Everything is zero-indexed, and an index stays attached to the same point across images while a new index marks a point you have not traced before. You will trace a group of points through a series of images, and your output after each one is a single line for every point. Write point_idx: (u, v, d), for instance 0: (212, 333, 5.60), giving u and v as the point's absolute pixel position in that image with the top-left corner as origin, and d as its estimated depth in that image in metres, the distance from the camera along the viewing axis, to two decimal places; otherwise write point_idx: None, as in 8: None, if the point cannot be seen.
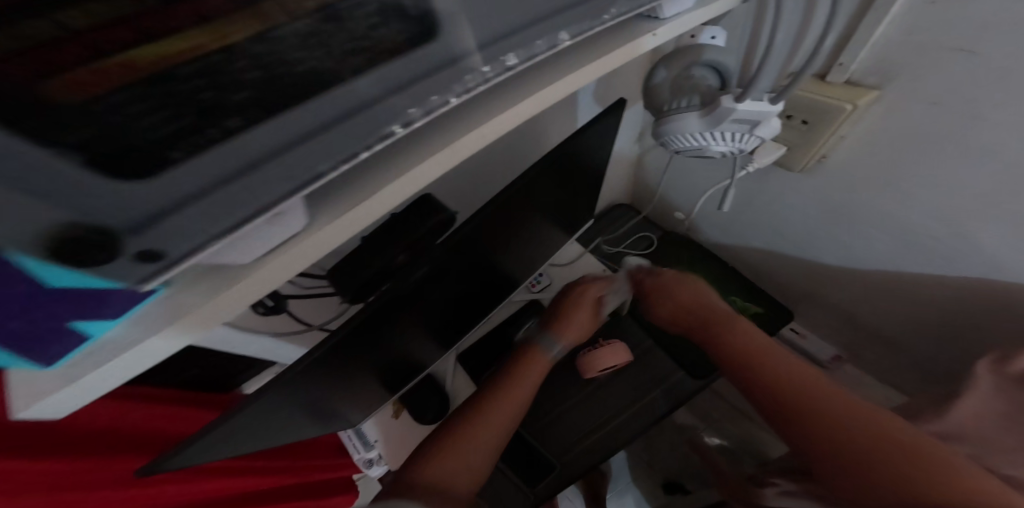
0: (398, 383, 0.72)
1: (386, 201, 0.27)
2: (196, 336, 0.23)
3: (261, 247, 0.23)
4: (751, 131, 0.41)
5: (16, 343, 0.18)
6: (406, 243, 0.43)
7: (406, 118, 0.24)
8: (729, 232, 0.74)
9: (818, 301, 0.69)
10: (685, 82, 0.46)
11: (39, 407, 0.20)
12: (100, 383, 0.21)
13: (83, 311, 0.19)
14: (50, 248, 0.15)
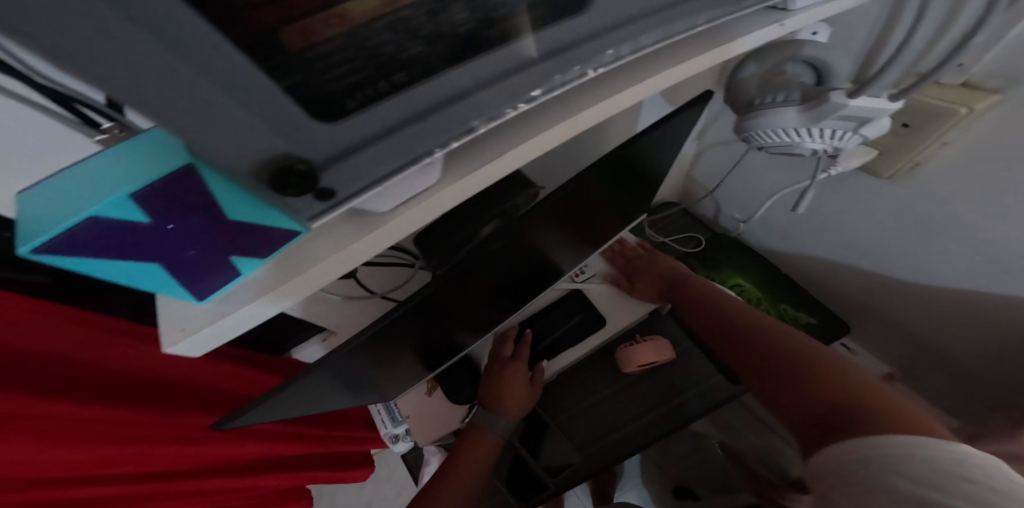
0: (437, 361, 0.72)
1: (510, 161, 0.27)
2: (328, 279, 0.23)
3: (406, 194, 0.24)
4: (856, 130, 0.38)
5: (186, 269, 0.19)
6: (494, 213, 0.43)
7: (541, 86, 0.24)
8: (787, 237, 0.72)
9: (876, 316, 0.66)
10: (776, 78, 0.43)
11: (192, 335, 0.20)
12: (241, 320, 0.22)
13: (239, 245, 0.20)
14: (263, 176, 0.17)
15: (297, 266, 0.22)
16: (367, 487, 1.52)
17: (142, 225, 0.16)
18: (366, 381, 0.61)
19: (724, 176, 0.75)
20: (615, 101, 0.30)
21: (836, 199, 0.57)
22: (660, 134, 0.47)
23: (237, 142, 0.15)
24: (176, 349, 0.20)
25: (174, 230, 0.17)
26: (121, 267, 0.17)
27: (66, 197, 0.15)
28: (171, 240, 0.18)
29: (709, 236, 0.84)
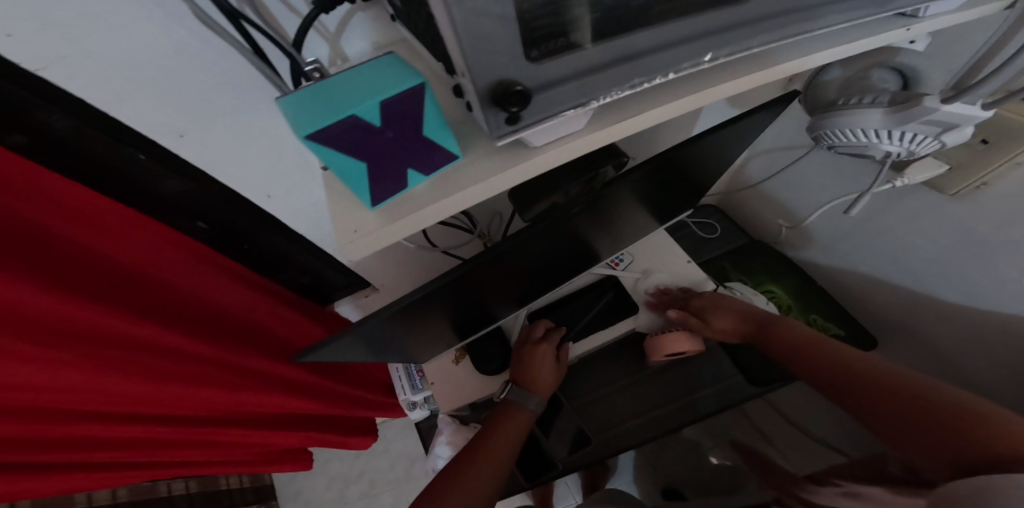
0: (468, 330, 0.72)
1: (645, 119, 0.28)
2: (473, 201, 0.25)
3: (555, 134, 0.25)
4: (938, 136, 0.36)
5: (377, 174, 0.21)
6: (586, 175, 0.42)
7: (707, 55, 0.25)
8: (829, 247, 0.73)
9: (908, 336, 0.68)
10: (862, 82, 0.40)
11: (364, 236, 0.22)
12: (399, 229, 0.24)
13: (417, 160, 0.22)
14: (483, 98, 0.20)
15: (454, 184, 0.24)
16: (362, 458, 1.52)
17: (371, 126, 0.19)
18: (394, 342, 0.61)
19: (772, 182, 0.76)
20: (744, 81, 0.30)
21: (893, 213, 0.59)
22: (756, 121, 0.45)
23: (476, 61, 0.18)
24: (349, 249, 0.23)
25: (388, 135, 0.20)
26: (338, 163, 0.20)
27: (325, 99, 0.19)
28: (382, 146, 0.20)
29: (745, 242, 0.86)
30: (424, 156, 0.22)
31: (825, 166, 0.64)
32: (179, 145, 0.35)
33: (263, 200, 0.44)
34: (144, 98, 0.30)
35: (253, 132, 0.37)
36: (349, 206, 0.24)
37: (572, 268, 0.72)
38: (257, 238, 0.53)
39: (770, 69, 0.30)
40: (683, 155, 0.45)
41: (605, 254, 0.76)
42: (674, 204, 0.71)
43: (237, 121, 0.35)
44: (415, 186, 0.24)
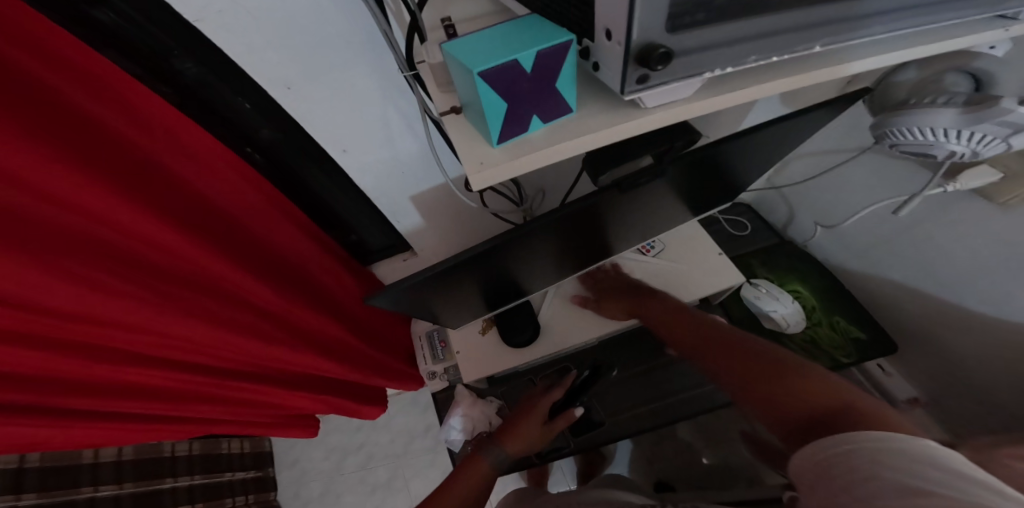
0: (498, 302, 0.74)
1: (749, 93, 0.29)
2: (579, 150, 0.28)
3: (668, 97, 0.28)
4: (1006, 138, 0.36)
5: (511, 116, 0.25)
6: (661, 147, 0.43)
7: (821, 44, 0.26)
8: (860, 254, 0.75)
9: (929, 345, 0.70)
10: (933, 86, 0.40)
11: (489, 170, 0.26)
12: (516, 168, 0.27)
13: (544, 107, 0.26)
14: (630, 55, 0.22)
15: (569, 133, 0.27)
16: (362, 431, 1.52)
17: (521, 71, 0.23)
18: (431, 305, 0.63)
19: (810, 186, 0.78)
20: (855, 65, 0.30)
21: (932, 224, 0.60)
22: (815, 120, 0.47)
23: (643, 19, 0.20)
24: (474, 178, 0.26)
25: (533, 81, 0.23)
26: (487, 103, 0.23)
27: (488, 47, 0.23)
28: (524, 90, 0.24)
29: (775, 241, 0.87)
30: (549, 105, 0.26)
31: (869, 171, 0.65)
32: (284, 96, 0.37)
33: (338, 154, 0.45)
34: (272, 50, 0.32)
35: (350, 92, 0.38)
36: (477, 143, 0.27)
37: (608, 249, 0.74)
38: (315, 192, 0.54)
39: (885, 56, 0.30)
40: (738, 145, 0.47)
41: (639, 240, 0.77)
42: (710, 199, 0.72)
43: (336, 79, 0.36)
44: (534, 131, 0.27)
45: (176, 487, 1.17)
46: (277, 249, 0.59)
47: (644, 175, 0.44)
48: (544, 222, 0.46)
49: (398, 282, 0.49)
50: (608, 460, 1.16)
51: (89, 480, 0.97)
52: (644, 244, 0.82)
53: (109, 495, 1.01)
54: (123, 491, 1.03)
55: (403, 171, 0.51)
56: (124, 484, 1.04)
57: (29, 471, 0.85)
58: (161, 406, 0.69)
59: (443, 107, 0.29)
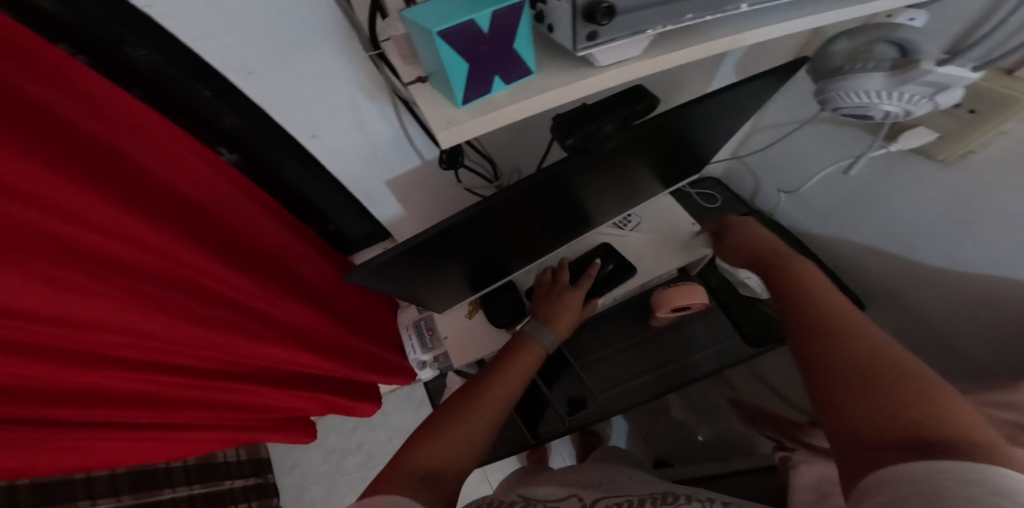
0: (481, 280, 0.77)
1: (694, 53, 0.32)
2: (543, 109, 0.31)
3: (617, 57, 0.30)
4: (932, 97, 0.39)
5: (473, 77, 0.27)
6: (622, 114, 0.45)
7: (747, 2, 0.29)
8: (823, 219, 0.79)
9: (896, 301, 0.74)
10: (865, 54, 0.43)
11: (456, 127, 0.28)
12: (483, 126, 0.29)
13: (504, 68, 0.28)
14: (581, 13, 0.24)
15: (532, 92, 0.29)
16: (359, 430, 1.53)
17: (479, 31, 0.24)
18: (416, 285, 0.66)
19: (772, 156, 0.82)
20: (792, 26, 0.33)
21: (882, 183, 0.64)
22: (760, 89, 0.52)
23: None
24: (442, 135, 0.28)
25: (490, 41, 0.25)
26: (450, 63, 0.25)
27: (446, 10, 0.24)
28: (483, 50, 0.25)
29: (746, 212, 0.92)
30: (507, 66, 0.28)
31: (823, 140, 0.68)
32: (245, 82, 0.37)
33: (307, 140, 0.47)
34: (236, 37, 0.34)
35: (315, 76, 0.40)
36: (442, 106, 0.29)
37: (584, 224, 0.78)
38: (292, 184, 0.56)
39: (812, 18, 0.33)
40: (696, 111, 0.50)
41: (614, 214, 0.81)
42: (677, 171, 0.76)
43: (300, 62, 0.38)
44: (497, 93, 0.29)
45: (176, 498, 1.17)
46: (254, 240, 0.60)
47: (607, 141, 0.47)
48: (516, 191, 0.49)
49: (372, 261, 0.51)
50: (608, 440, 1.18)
51: (85, 494, 0.97)
52: (622, 219, 0.87)
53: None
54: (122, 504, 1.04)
55: (379, 156, 0.54)
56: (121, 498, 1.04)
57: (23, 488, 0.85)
58: (147, 413, 0.70)
59: (408, 78, 0.30)
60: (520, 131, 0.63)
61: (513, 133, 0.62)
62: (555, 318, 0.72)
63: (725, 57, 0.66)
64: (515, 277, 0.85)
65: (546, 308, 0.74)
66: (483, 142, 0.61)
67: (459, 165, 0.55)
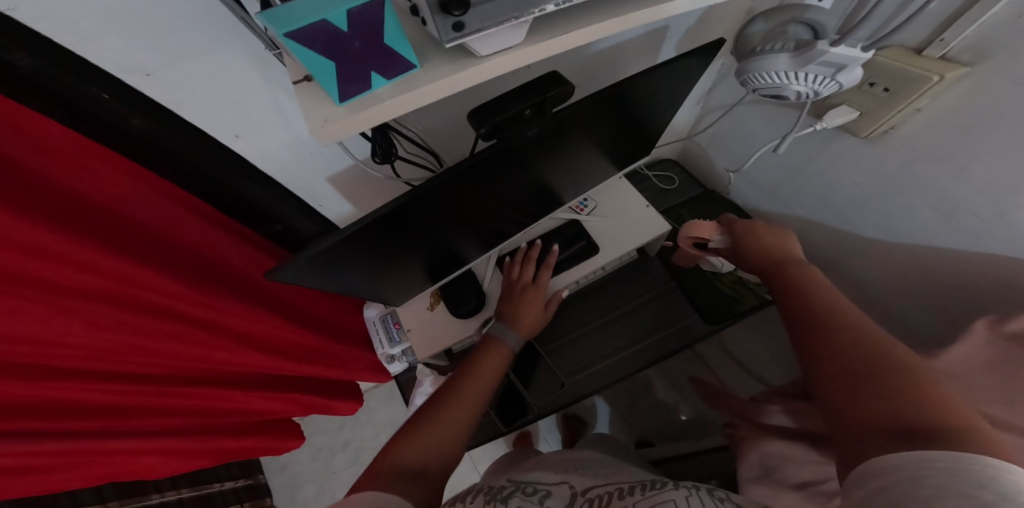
0: (437, 270, 0.79)
1: (580, 36, 0.33)
2: (430, 100, 0.32)
3: (500, 43, 0.30)
4: (834, 76, 0.40)
5: (343, 73, 0.28)
6: (538, 97, 0.47)
7: None
8: (769, 196, 0.81)
9: (840, 274, 0.76)
10: (779, 35, 0.43)
11: (332, 124, 0.29)
12: (366, 121, 0.30)
13: (379, 64, 0.29)
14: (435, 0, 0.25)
15: (414, 85, 0.30)
16: (345, 428, 1.54)
17: (338, 30, 0.25)
18: (361, 279, 0.68)
19: (717, 136, 0.83)
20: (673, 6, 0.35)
21: (817, 161, 0.66)
22: (674, 69, 0.55)
23: None
24: (321, 132, 0.29)
25: (354, 39, 0.26)
26: (311, 63, 0.26)
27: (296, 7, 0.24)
28: (346, 50, 0.26)
29: (700, 192, 0.94)
30: (382, 62, 0.29)
31: (759, 119, 0.69)
32: (143, 83, 0.40)
33: (231, 140, 0.50)
34: (116, 38, 0.35)
35: (217, 74, 0.41)
36: (322, 102, 0.30)
37: (537, 209, 0.80)
38: (225, 188, 0.56)
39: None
40: (619, 93, 0.54)
41: (567, 197, 0.83)
42: (622, 152, 0.79)
43: (203, 61, 0.40)
44: (379, 87, 0.30)
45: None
46: (192, 238, 0.60)
47: (527, 125, 0.48)
48: (445, 176, 0.51)
49: (304, 252, 0.52)
50: (590, 425, 1.20)
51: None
52: (578, 203, 0.88)
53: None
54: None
55: (308, 155, 0.57)
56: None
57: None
58: (109, 424, 0.70)
59: (295, 77, 0.31)
60: (456, 121, 0.63)
61: (448, 122, 0.62)
62: (518, 317, 0.77)
63: (660, 39, 0.67)
64: (474, 266, 0.87)
65: (509, 307, 0.78)
66: (418, 132, 0.61)
67: (394, 157, 0.56)
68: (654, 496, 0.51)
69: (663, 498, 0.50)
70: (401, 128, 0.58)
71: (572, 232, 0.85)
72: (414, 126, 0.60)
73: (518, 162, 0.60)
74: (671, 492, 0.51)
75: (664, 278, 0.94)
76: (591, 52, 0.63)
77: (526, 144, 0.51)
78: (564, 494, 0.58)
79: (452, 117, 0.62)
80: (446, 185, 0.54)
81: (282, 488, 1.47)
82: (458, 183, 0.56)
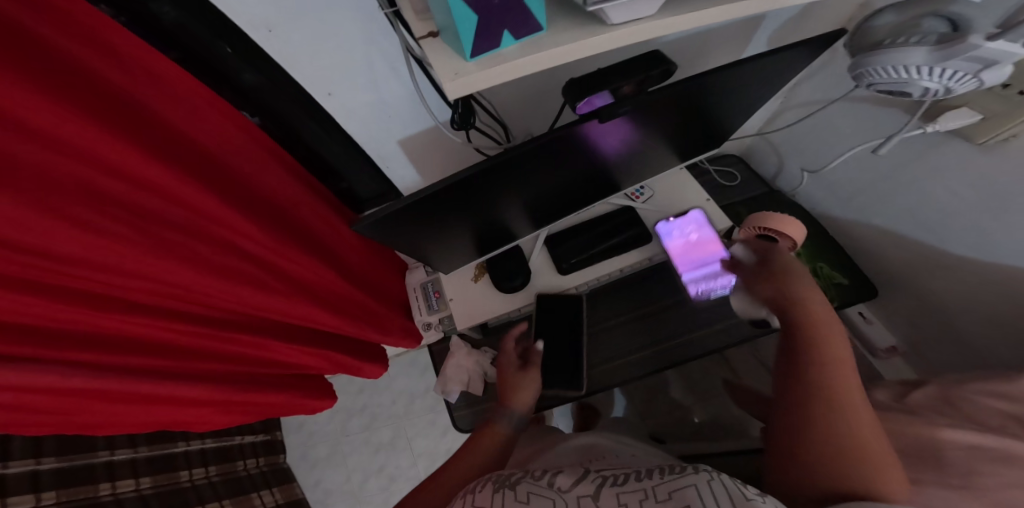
0: (489, 243, 0.79)
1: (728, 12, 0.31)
2: (552, 66, 0.30)
3: (638, 12, 0.28)
4: (978, 73, 0.37)
5: (482, 30, 0.26)
6: (638, 76, 0.46)
7: None
8: (846, 203, 0.77)
9: (907, 289, 0.73)
10: (911, 29, 0.39)
11: (462, 79, 0.28)
12: (490, 80, 0.29)
13: (514, 24, 0.27)
14: None
15: (540, 48, 0.29)
16: (364, 393, 1.59)
17: None
18: (416, 244, 0.69)
19: (795, 133, 0.79)
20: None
21: (912, 169, 0.62)
22: (769, 61, 0.51)
23: None
24: (449, 87, 0.29)
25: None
26: (459, 11, 0.24)
27: None
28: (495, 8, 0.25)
29: (764, 192, 0.90)
30: (517, 21, 0.27)
31: (852, 118, 0.65)
32: (265, 39, 0.40)
33: (323, 98, 0.50)
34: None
35: (329, 32, 0.41)
36: (451, 59, 0.29)
37: (594, 194, 0.79)
38: (302, 138, 0.56)
39: None
40: (722, 77, 0.52)
41: (627, 182, 0.80)
42: (690, 145, 0.75)
43: (322, 18, 0.39)
44: (507, 47, 0.29)
45: (192, 480, 1.12)
46: (263, 188, 0.61)
47: (620, 104, 0.48)
48: (526, 147, 0.51)
49: (377, 208, 0.53)
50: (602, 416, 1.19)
51: (107, 477, 0.92)
52: (634, 191, 0.86)
53: (131, 494, 0.96)
54: (146, 490, 0.99)
55: (387, 116, 0.56)
56: (141, 480, 0.99)
57: (45, 473, 0.81)
58: (168, 364, 0.73)
59: (420, 33, 0.32)
60: (533, 97, 0.62)
61: (524, 95, 0.61)
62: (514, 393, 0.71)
63: (761, 24, 0.62)
64: (522, 243, 0.86)
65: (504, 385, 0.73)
66: (493, 103, 0.60)
67: (470, 126, 0.55)
68: (673, 480, 0.44)
69: (682, 484, 0.43)
70: (479, 96, 0.57)
71: (626, 219, 0.83)
72: (491, 96, 0.59)
73: (594, 141, 0.59)
74: (691, 476, 0.44)
75: (713, 274, 0.91)
76: (686, 35, 0.60)
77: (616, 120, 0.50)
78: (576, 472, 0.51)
79: (535, 91, 0.60)
80: (522, 157, 0.54)
81: (296, 446, 1.55)
82: (535, 156, 0.55)
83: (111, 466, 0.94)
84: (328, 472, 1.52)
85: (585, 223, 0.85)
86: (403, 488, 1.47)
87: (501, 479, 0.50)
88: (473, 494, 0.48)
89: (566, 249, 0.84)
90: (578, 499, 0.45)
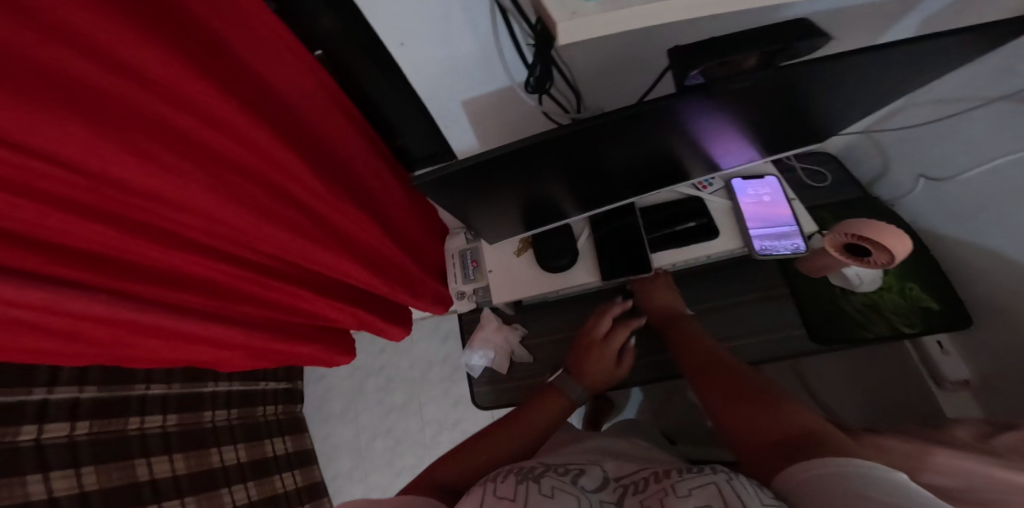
0: (534, 218, 0.74)
1: None
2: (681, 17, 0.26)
3: None
4: None
5: None
6: (773, 48, 0.39)
7: None
8: (960, 219, 0.70)
9: (1009, 324, 0.65)
10: None
11: (580, 20, 0.24)
12: (610, 27, 0.25)
13: None
14: None
15: None
16: (384, 354, 1.59)
17: None
18: (462, 211, 0.64)
19: (920, 133, 0.70)
20: None
21: None
22: (919, 50, 0.41)
23: None
24: (563, 29, 0.25)
25: None
26: None
27: None
28: None
29: (857, 197, 0.83)
30: None
31: (1004, 123, 0.56)
32: None
33: (395, 48, 0.43)
34: None
35: None
36: None
37: (657, 179, 0.71)
38: (362, 85, 0.50)
39: None
40: (862, 63, 0.42)
41: (699, 170, 0.72)
42: (778, 138, 0.66)
43: None
44: None
45: (213, 421, 1.12)
46: (313, 124, 0.55)
47: (739, 78, 0.41)
48: (615, 117, 0.44)
49: (431, 171, 0.48)
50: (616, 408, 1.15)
51: (137, 411, 0.93)
52: (703, 181, 0.78)
53: (156, 430, 0.97)
54: (170, 427, 1.00)
55: (454, 73, 0.50)
56: (167, 418, 0.99)
57: (85, 403, 0.83)
58: (209, 307, 0.71)
59: None
60: (618, 61, 0.54)
61: (611, 58, 0.53)
62: (585, 371, 0.71)
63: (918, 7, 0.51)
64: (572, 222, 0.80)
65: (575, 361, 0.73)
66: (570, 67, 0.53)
67: (544, 91, 0.49)
68: (690, 477, 0.35)
69: (699, 480, 0.33)
70: (557, 58, 0.50)
71: (694, 209, 0.76)
72: (570, 59, 0.52)
73: (684, 124, 0.52)
74: (706, 474, 0.34)
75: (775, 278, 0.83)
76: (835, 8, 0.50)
77: (717, 101, 0.46)
78: (599, 476, 0.43)
79: (625, 55, 0.53)
80: (603, 130, 0.47)
81: (312, 396, 1.58)
82: (611, 132, 0.49)
83: (144, 401, 0.95)
84: (338, 427, 1.55)
85: (643, 209, 0.79)
86: (408, 451, 1.48)
87: (524, 471, 0.41)
88: (496, 485, 0.39)
89: (618, 236, 0.78)
90: (602, 505, 0.38)
